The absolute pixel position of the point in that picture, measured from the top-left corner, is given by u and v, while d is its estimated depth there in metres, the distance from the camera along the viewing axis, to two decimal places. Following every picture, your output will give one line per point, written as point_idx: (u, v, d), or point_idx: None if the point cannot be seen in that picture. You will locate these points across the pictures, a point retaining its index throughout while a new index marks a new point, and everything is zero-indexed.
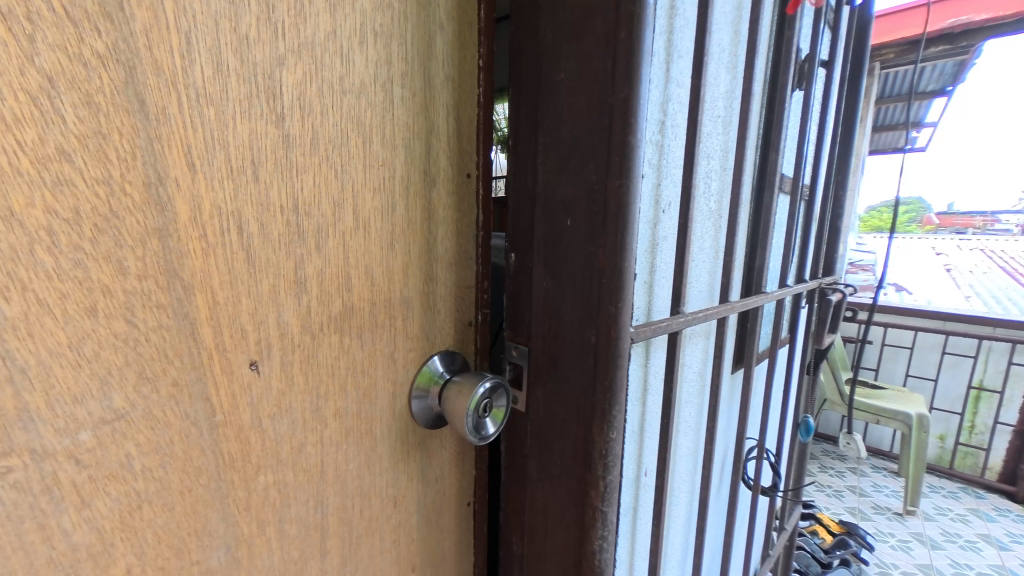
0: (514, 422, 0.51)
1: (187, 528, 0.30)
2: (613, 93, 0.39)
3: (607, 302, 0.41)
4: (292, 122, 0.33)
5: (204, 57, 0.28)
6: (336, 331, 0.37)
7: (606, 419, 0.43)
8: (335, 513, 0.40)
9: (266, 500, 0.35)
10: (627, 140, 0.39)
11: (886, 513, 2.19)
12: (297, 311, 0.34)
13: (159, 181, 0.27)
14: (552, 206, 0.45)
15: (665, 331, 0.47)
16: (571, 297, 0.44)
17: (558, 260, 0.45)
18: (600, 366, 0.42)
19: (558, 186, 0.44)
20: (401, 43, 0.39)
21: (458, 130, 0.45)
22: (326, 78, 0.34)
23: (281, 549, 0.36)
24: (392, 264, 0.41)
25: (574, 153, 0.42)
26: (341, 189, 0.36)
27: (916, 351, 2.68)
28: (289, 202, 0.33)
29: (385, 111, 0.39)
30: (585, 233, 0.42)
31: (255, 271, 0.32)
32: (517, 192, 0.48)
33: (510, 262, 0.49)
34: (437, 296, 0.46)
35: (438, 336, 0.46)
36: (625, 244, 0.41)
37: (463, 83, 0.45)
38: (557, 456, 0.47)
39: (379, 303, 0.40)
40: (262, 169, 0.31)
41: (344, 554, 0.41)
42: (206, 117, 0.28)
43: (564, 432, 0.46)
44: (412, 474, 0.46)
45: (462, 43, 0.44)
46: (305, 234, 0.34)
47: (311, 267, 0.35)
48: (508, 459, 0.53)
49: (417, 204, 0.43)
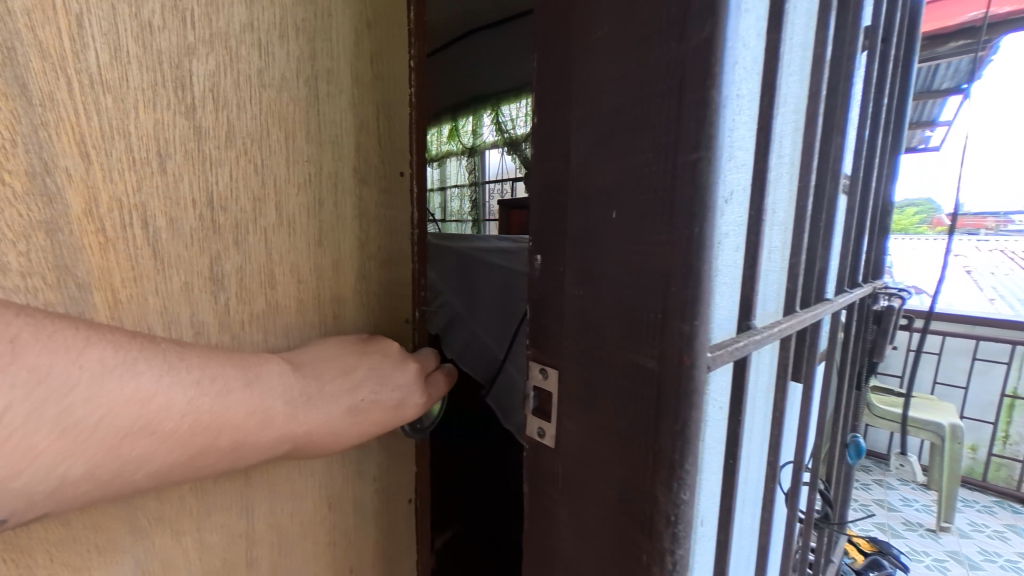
0: (541, 458, 0.44)
1: (88, 544, 0.36)
2: (684, 40, 0.29)
3: (677, 320, 0.31)
4: (204, 113, 0.38)
5: (99, 41, 0.32)
6: (261, 329, 0.43)
7: (675, 473, 0.32)
8: (264, 520, 0.46)
9: (182, 511, 0.40)
10: (707, 97, 0.28)
11: (917, 529, 2.08)
12: (215, 310, 0.40)
13: (46, 171, 0.31)
14: (589, 197, 0.36)
15: (741, 355, 0.36)
16: (615, 309, 0.35)
17: (596, 264, 0.36)
18: (663, 401, 0.32)
19: (594, 170, 0.36)
20: (326, 39, 0.45)
21: (390, 129, 0.52)
22: (242, 69, 0.40)
23: (202, 560, 0.42)
24: (321, 261, 0.47)
25: (619, 130, 0.33)
26: (261, 184, 0.42)
27: (944, 357, 2.55)
28: (203, 197, 0.38)
29: (309, 105, 0.45)
30: (633, 230, 0.33)
31: (164, 268, 0.37)
32: (547, 181, 0.40)
33: (536, 266, 0.42)
34: (369, 294, 0.52)
35: (370, 326, 0.52)
36: (705, 242, 0.29)
37: (394, 81, 0.52)
38: (597, 507, 0.38)
39: (307, 301, 0.46)
40: (170, 160, 0.36)
41: (275, 558, 0.48)
42: (104, 103, 0.33)
43: (608, 478, 0.37)
44: (347, 477, 0.53)
45: (391, 44, 0.51)
46: (221, 230, 0.39)
47: (229, 263, 0.40)
48: (532, 501, 0.45)
49: (348, 200, 0.49)
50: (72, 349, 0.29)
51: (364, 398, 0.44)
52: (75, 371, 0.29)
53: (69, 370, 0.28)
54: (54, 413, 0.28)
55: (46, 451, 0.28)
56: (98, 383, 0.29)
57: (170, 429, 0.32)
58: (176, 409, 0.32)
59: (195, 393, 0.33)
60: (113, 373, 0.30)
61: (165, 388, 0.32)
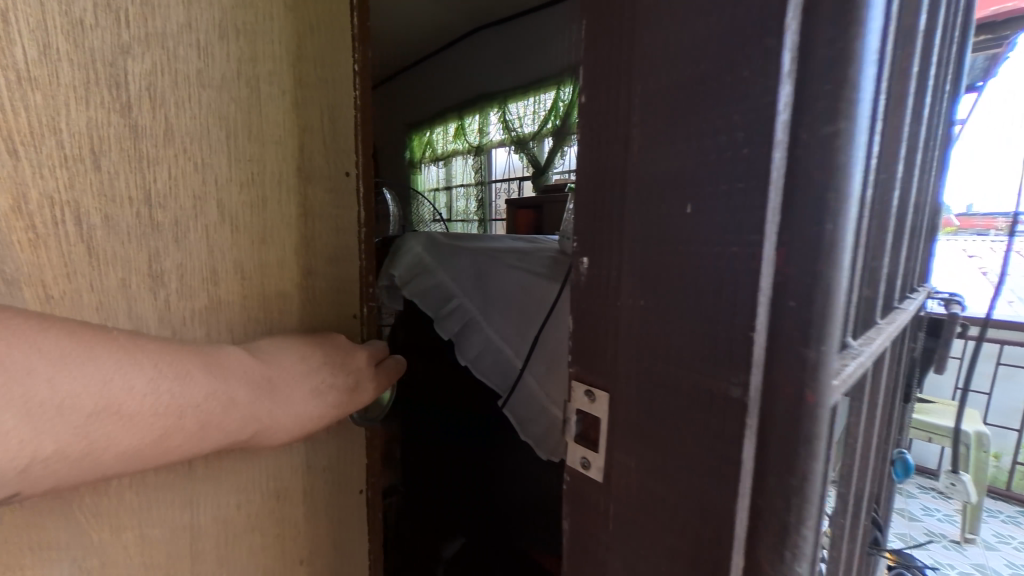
0: (585, 494, 0.37)
1: (29, 538, 0.40)
2: None
3: (799, 343, 0.26)
4: (140, 112, 0.42)
5: (27, 41, 0.35)
6: (202, 322, 0.47)
7: (784, 527, 0.28)
8: (206, 517, 0.50)
9: (122, 510, 0.44)
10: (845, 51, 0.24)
11: (941, 541, 2.00)
12: (153, 304, 0.44)
13: None
14: (650, 187, 0.30)
15: (849, 383, 0.32)
16: (686, 324, 0.29)
17: (658, 268, 0.30)
18: (773, 443, 0.27)
19: (658, 155, 0.30)
20: (265, 42, 0.50)
21: (334, 131, 0.56)
22: (179, 68, 0.44)
23: (140, 555, 0.46)
24: (266, 257, 0.52)
25: (691, 103, 0.28)
26: (202, 183, 0.46)
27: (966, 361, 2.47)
28: (139, 193, 0.42)
29: (251, 106, 0.49)
30: (714, 227, 0.28)
31: (100, 263, 0.41)
32: (596, 168, 0.34)
33: (583, 270, 0.36)
34: (317, 288, 0.57)
35: (320, 320, 0.58)
36: (829, 244, 0.25)
37: (338, 84, 0.56)
38: (663, 561, 0.32)
39: (250, 297, 0.51)
40: (104, 158, 0.40)
41: (220, 552, 0.52)
42: (35, 101, 0.36)
43: (678, 527, 0.31)
44: (294, 469, 0.57)
45: (335, 48, 0.56)
46: (160, 226, 0.44)
47: (168, 260, 0.45)
48: (573, 542, 0.39)
49: (292, 196, 0.53)
50: (30, 339, 0.32)
51: (323, 381, 0.50)
52: (33, 356, 0.32)
53: (27, 354, 0.31)
54: (19, 395, 0.30)
55: (12, 431, 0.30)
56: (57, 367, 0.32)
57: (133, 411, 0.36)
58: (137, 390, 0.36)
59: (152, 375, 0.37)
60: (71, 357, 0.33)
61: (121, 373, 0.36)
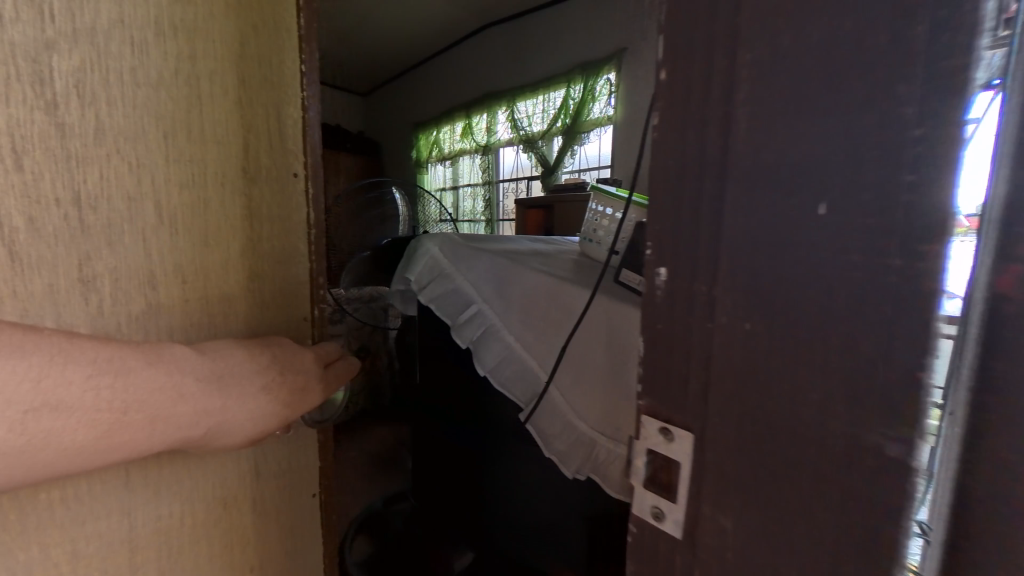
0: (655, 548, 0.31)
1: None
2: None
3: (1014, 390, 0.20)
4: (66, 111, 0.39)
5: None
6: (139, 328, 0.44)
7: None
8: (146, 526, 0.47)
9: (44, 520, 0.41)
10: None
11: None
12: (83, 312, 0.41)
13: None
14: (758, 184, 0.24)
15: None
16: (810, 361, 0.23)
17: (765, 286, 0.24)
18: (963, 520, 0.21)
19: (768, 143, 0.24)
20: (204, 41, 0.47)
21: (283, 133, 0.54)
22: (110, 68, 0.41)
23: (73, 567, 0.43)
24: (208, 260, 0.49)
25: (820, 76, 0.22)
26: (137, 183, 0.43)
27: None
28: (68, 194, 0.39)
29: (189, 105, 0.46)
30: (856, 236, 0.21)
31: (24, 265, 0.37)
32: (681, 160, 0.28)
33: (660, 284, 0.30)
34: (264, 292, 0.54)
35: (264, 327, 0.54)
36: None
37: (286, 85, 0.54)
38: None
39: (191, 301, 0.48)
40: (27, 156, 0.37)
41: (162, 562, 0.49)
42: None
43: None
44: (243, 475, 0.54)
45: (279, 48, 0.53)
46: (90, 230, 0.40)
47: (100, 264, 0.41)
48: None
49: (235, 198, 0.50)
50: None
51: (275, 377, 0.46)
52: None
53: None
54: None
55: None
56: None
57: (76, 405, 0.33)
58: (76, 383, 0.33)
59: (94, 371, 0.34)
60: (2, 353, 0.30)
61: (60, 369, 0.33)
